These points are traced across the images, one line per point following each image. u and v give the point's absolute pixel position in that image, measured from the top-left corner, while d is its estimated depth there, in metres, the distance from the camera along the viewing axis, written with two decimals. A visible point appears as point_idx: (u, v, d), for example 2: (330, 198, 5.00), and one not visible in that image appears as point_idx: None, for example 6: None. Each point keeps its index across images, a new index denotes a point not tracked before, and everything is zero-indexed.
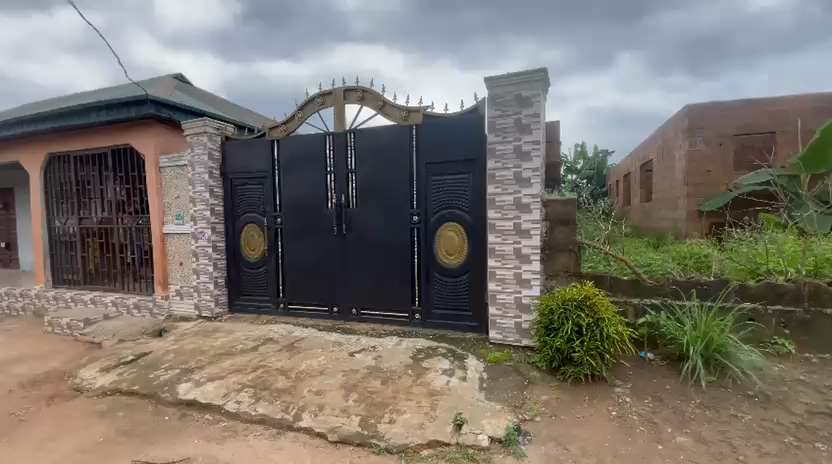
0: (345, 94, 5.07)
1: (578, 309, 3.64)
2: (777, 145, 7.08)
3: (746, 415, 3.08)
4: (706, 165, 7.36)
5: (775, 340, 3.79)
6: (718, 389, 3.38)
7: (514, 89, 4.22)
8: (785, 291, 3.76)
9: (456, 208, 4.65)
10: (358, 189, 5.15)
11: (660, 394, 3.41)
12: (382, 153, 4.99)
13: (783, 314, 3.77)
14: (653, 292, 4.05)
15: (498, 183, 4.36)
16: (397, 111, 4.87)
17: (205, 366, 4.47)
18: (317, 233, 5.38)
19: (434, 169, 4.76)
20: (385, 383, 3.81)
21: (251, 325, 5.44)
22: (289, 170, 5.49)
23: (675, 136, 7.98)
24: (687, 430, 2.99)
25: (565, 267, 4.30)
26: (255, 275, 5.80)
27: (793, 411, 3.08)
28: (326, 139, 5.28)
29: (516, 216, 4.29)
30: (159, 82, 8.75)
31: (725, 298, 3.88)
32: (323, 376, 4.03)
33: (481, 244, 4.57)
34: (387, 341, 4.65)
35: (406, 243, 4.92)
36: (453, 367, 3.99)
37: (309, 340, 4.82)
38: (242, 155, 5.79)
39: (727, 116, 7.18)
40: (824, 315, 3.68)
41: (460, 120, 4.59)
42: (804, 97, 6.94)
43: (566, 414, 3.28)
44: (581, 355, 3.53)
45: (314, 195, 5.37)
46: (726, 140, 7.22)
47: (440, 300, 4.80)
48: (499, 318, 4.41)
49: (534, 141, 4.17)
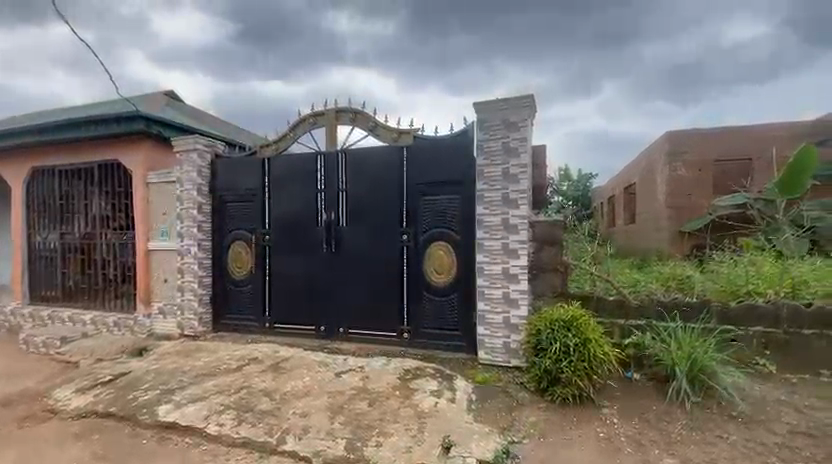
0: (336, 114, 5.15)
1: (566, 330, 3.66)
2: (754, 170, 7.34)
3: (732, 436, 3.11)
4: (687, 188, 7.61)
5: (757, 361, 3.86)
6: (703, 409, 3.41)
7: (503, 114, 4.34)
8: (766, 312, 3.85)
9: (446, 228, 4.70)
10: (348, 207, 5.17)
11: (647, 415, 3.42)
12: (372, 172, 5.05)
13: (764, 335, 3.85)
14: (638, 313, 4.12)
15: (487, 203, 4.42)
16: (389, 132, 4.96)
17: (187, 386, 4.35)
18: (307, 251, 5.37)
19: (424, 188, 4.82)
20: (372, 404, 3.75)
21: (235, 345, 5.33)
22: (280, 188, 5.51)
23: (656, 161, 8.26)
24: (674, 452, 3.01)
25: (552, 287, 4.36)
26: (241, 292, 5.71)
27: (775, 431, 3.13)
28: (317, 157, 5.33)
29: (504, 237, 4.35)
30: (151, 98, 8.77)
31: (708, 318, 3.96)
32: (309, 397, 3.95)
33: (469, 263, 4.60)
34: (375, 361, 4.60)
35: (396, 261, 4.93)
36: (441, 387, 3.96)
37: (295, 360, 4.73)
38: (232, 172, 5.79)
39: (705, 142, 7.50)
40: (802, 335, 3.77)
41: (450, 141, 4.68)
42: (779, 125, 7.26)
43: (555, 436, 3.27)
44: (568, 375, 3.57)
45: (304, 212, 5.37)
46: (705, 165, 7.52)
47: (429, 320, 4.79)
48: (488, 338, 4.41)
49: (522, 165, 4.28)
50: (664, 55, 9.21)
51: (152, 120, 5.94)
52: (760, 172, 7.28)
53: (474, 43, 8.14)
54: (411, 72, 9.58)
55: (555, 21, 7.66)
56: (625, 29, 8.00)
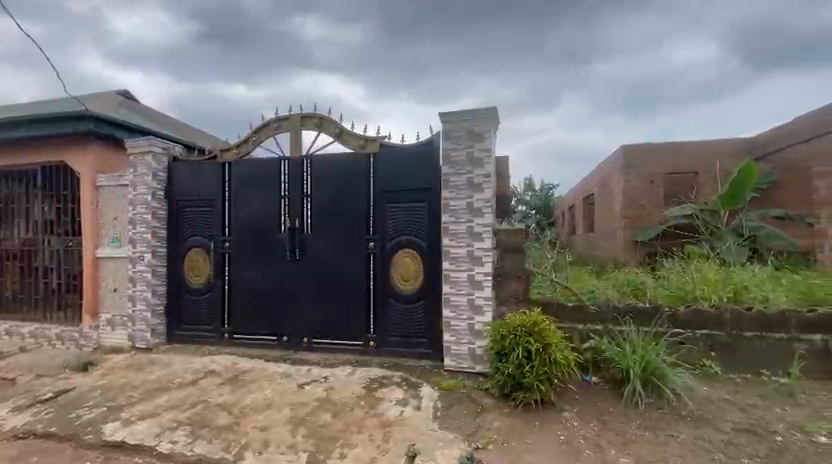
0: (301, 120, 5.08)
1: (527, 336, 3.73)
2: (699, 183, 7.85)
3: (681, 435, 3.27)
4: (640, 199, 8.00)
5: (704, 362, 4.08)
6: (656, 410, 3.56)
7: (468, 124, 4.43)
8: (710, 316, 4.08)
9: (412, 235, 4.71)
10: (312, 213, 5.09)
11: (604, 417, 3.54)
12: (338, 178, 5.00)
13: (710, 338, 4.08)
14: (596, 318, 4.27)
15: (452, 211, 4.47)
16: (355, 139, 4.92)
17: (137, 402, 4.10)
18: (269, 258, 5.22)
19: (390, 195, 4.82)
20: (336, 416, 3.67)
21: (191, 357, 5.07)
22: (241, 193, 5.35)
23: (612, 173, 8.66)
24: (629, 452, 3.14)
25: (515, 294, 4.42)
26: (198, 302, 5.47)
27: (721, 429, 3.31)
28: (281, 163, 5.22)
29: (470, 244, 4.41)
30: (103, 97, 8.32)
31: (659, 323, 4.16)
32: (269, 410, 3.82)
33: (435, 271, 4.62)
34: (340, 371, 4.50)
35: (362, 269, 4.89)
36: (407, 396, 3.93)
37: (255, 372, 4.56)
38: (190, 176, 5.56)
39: (656, 156, 7.96)
40: (744, 338, 4.01)
41: (415, 151, 4.72)
42: (721, 142, 7.81)
43: (518, 441, 3.33)
44: (530, 380, 3.64)
45: (267, 218, 5.24)
46: (656, 178, 7.97)
47: (395, 327, 4.76)
48: (453, 345, 4.43)
49: (486, 175, 4.38)
50: None
51: (102, 120, 5.61)
52: (705, 185, 7.79)
53: None
54: None
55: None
56: None
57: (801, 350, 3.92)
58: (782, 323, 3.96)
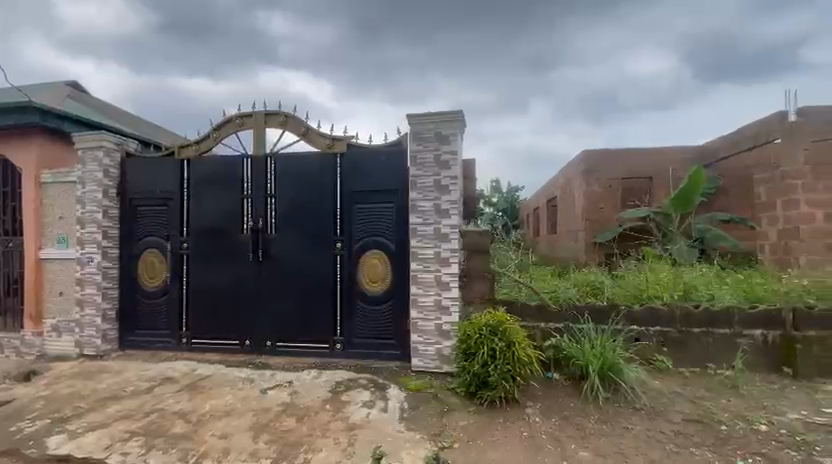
0: (265, 117, 4.95)
1: (492, 335, 3.80)
2: (653, 188, 8.28)
3: (636, 427, 3.43)
4: (600, 202, 8.33)
5: (657, 357, 4.28)
6: (613, 404, 3.70)
7: (435, 126, 4.46)
8: (662, 314, 4.30)
9: (379, 236, 4.69)
10: (277, 213, 4.96)
11: (565, 412, 3.66)
12: (303, 178, 4.90)
13: (662, 334, 4.30)
14: (557, 317, 4.41)
15: (420, 213, 4.49)
16: (322, 138, 4.85)
17: (85, 413, 3.86)
18: (230, 259, 5.05)
19: (356, 195, 4.78)
20: (301, 421, 3.60)
21: (146, 364, 4.83)
22: (201, 192, 5.16)
23: (574, 177, 8.98)
24: (588, 445, 3.26)
25: (481, 293, 4.49)
26: (153, 306, 5.22)
27: (672, 420, 3.49)
28: (244, 161, 5.07)
29: (437, 245, 4.44)
30: (49, 89, 7.80)
31: (617, 320, 4.34)
32: (230, 417, 3.70)
33: (402, 273, 4.63)
34: (305, 374, 4.42)
35: (328, 270, 4.81)
36: (374, 398, 3.91)
37: (215, 378, 4.40)
38: (146, 172, 5.31)
39: (614, 162, 8.33)
40: (693, 334, 4.24)
41: (383, 152, 4.72)
42: (674, 149, 8.26)
43: (483, 439, 3.38)
44: (495, 378, 3.70)
45: (228, 218, 5.07)
46: (614, 182, 8.34)
47: (361, 329, 4.72)
48: (421, 345, 4.44)
49: (453, 177, 4.42)
50: None
51: (47, 111, 5.23)
52: (659, 189, 8.22)
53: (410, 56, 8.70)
54: None
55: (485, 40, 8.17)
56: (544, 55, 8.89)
57: (743, 344, 4.19)
58: (726, 320, 4.22)
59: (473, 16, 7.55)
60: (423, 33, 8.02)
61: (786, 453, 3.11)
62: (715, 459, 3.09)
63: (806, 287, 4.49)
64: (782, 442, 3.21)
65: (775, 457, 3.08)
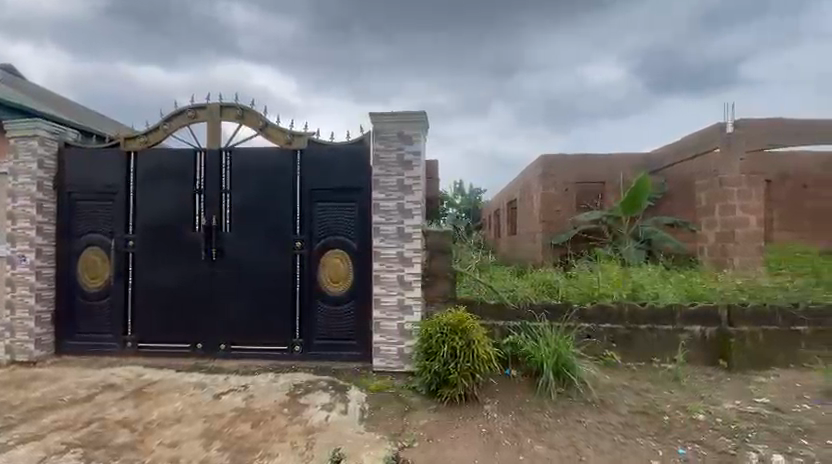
0: (221, 110, 4.76)
1: (453, 333, 3.84)
2: (605, 192, 8.70)
3: (587, 420, 3.59)
4: (556, 205, 8.67)
5: (606, 353, 4.48)
6: (565, 399, 3.85)
7: (398, 126, 4.45)
8: (612, 311, 4.51)
9: (340, 235, 4.63)
10: (232, 210, 4.78)
11: (521, 407, 3.76)
12: (261, 174, 4.76)
13: (611, 331, 4.50)
14: (514, 315, 4.53)
15: (383, 212, 4.47)
16: (281, 133, 4.72)
17: (15, 425, 3.54)
18: (180, 258, 4.82)
19: (317, 193, 4.69)
20: (256, 425, 3.49)
21: (87, 370, 4.51)
22: (150, 186, 4.88)
23: (532, 180, 9.28)
24: (542, 439, 3.38)
25: (442, 293, 4.53)
26: (94, 308, 4.89)
27: (620, 413, 3.68)
28: (197, 155, 4.85)
29: (400, 245, 4.45)
30: None
31: (570, 317, 4.51)
32: (180, 424, 3.53)
33: (362, 273, 4.59)
34: (261, 378, 4.28)
35: (286, 269, 4.69)
36: (333, 400, 3.86)
37: (164, 383, 4.18)
38: (87, 165, 4.96)
39: (569, 166, 8.69)
40: (639, 330, 4.48)
41: (344, 149, 4.66)
42: (625, 156, 8.73)
43: (443, 437, 3.41)
44: (454, 376, 3.75)
45: (179, 215, 4.84)
46: (570, 186, 8.71)
47: (320, 330, 4.63)
48: (383, 345, 4.42)
49: (416, 177, 4.44)
50: (544, 89, 10.40)
51: None
52: (611, 194, 8.67)
53: (382, 60, 8.74)
54: (306, 75, 9.35)
55: (458, 42, 8.33)
56: (510, 61, 9.18)
57: (684, 339, 4.47)
58: (670, 317, 4.48)
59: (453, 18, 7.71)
60: (389, 31, 8.01)
61: (721, 439, 3.35)
62: (659, 448, 3.28)
63: (740, 287, 4.85)
64: (718, 430, 3.46)
65: (712, 444, 3.31)
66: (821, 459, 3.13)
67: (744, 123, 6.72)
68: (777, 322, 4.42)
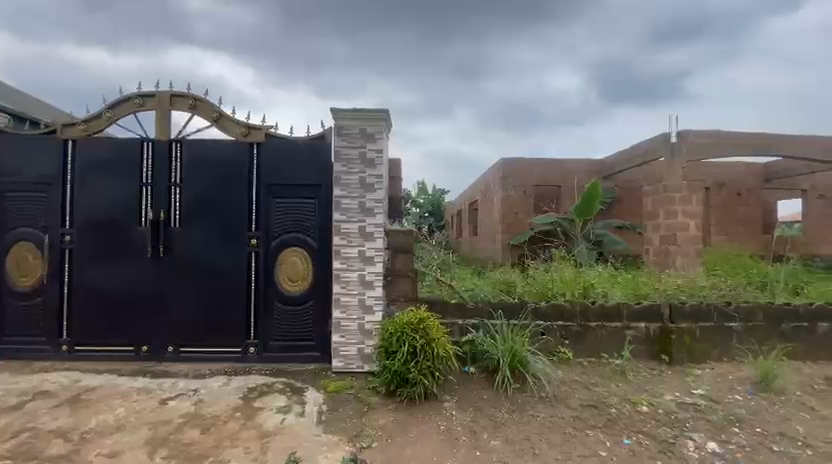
0: (171, 98, 4.52)
1: (413, 332, 3.83)
2: (561, 196, 9.06)
3: (541, 414, 3.72)
4: (515, 207, 8.91)
5: (559, 350, 4.65)
6: (521, 394, 3.95)
7: (360, 123, 4.40)
8: (566, 310, 4.69)
9: (298, 233, 4.52)
10: (182, 204, 4.55)
11: (479, 404, 3.83)
12: (215, 167, 4.56)
13: (564, 328, 4.67)
14: (474, 314, 4.59)
15: (344, 210, 4.40)
16: (237, 126, 4.54)
17: None
18: (124, 255, 4.53)
19: (275, 189, 4.55)
20: (206, 431, 3.35)
21: (15, 376, 4.14)
22: (90, 178, 4.55)
23: (493, 182, 9.48)
24: (499, 434, 3.50)
25: (404, 293, 4.49)
26: (25, 308, 4.49)
27: (570, 406, 3.83)
28: (144, 145, 4.58)
29: (361, 244, 4.40)
30: None
31: (526, 315, 4.64)
32: (121, 433, 3.33)
33: (322, 271, 4.50)
34: (213, 381, 4.10)
35: (241, 267, 4.52)
36: (290, 402, 3.76)
37: (105, 389, 3.91)
38: (19, 152, 4.56)
39: (528, 169, 8.96)
40: (590, 327, 4.68)
41: (304, 144, 4.56)
42: (579, 162, 9.12)
43: (401, 436, 3.43)
44: (415, 375, 3.76)
45: (123, 209, 4.54)
46: (528, 189, 8.97)
47: (277, 330, 4.49)
48: (342, 346, 4.35)
49: (378, 176, 4.41)
50: None
51: None
52: (566, 197, 9.04)
53: None
54: None
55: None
56: None
57: (631, 336, 4.71)
58: (618, 315, 4.72)
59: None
60: None
61: (662, 430, 3.58)
62: (606, 440, 3.48)
63: (680, 286, 5.20)
64: (659, 420, 3.69)
65: (654, 433, 3.55)
66: (749, 446, 3.49)
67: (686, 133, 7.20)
68: (713, 319, 4.76)
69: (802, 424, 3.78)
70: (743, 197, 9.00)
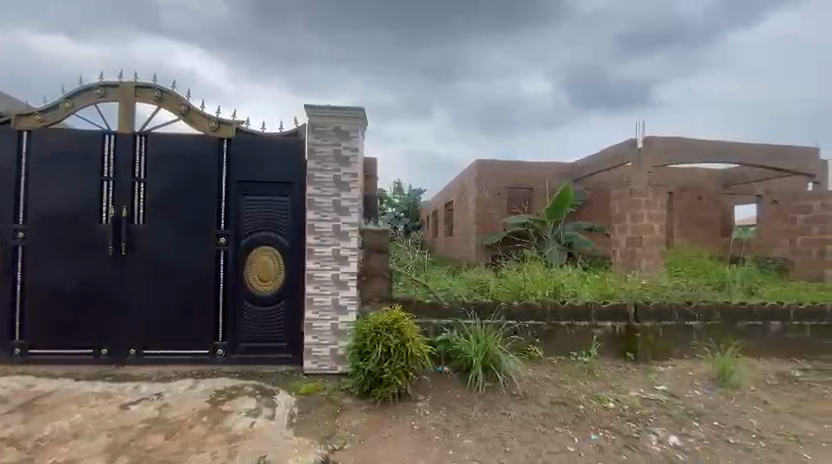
0: (135, 89, 4.33)
1: (388, 333, 3.82)
2: (533, 198, 9.25)
3: (512, 412, 3.78)
4: (489, 208, 9.03)
5: (531, 349, 4.74)
6: (493, 393, 4.00)
7: (335, 121, 4.35)
8: (537, 309, 4.78)
9: (270, 232, 4.42)
10: (146, 201, 4.36)
11: (452, 403, 3.86)
12: (182, 163, 4.40)
13: (535, 327, 4.76)
14: (449, 314, 4.62)
15: (317, 209, 4.33)
16: (206, 120, 4.40)
17: None
18: (83, 253, 4.30)
19: (246, 186, 4.43)
20: (171, 436, 3.24)
21: None
22: (46, 171, 4.30)
23: (468, 183, 9.58)
24: (471, 432, 3.53)
25: (378, 293, 4.47)
26: None
27: (541, 403, 3.90)
28: (106, 138, 4.37)
29: (335, 244, 4.35)
30: None
31: (499, 315, 4.71)
32: (79, 440, 3.19)
33: (294, 271, 4.42)
34: (178, 385, 3.93)
35: (209, 267, 4.38)
36: (260, 405, 3.66)
37: (60, 394, 3.71)
38: None
39: (502, 171, 9.10)
40: (560, 327, 4.79)
41: (277, 141, 4.47)
42: (551, 165, 9.35)
43: (374, 437, 3.43)
44: (388, 375, 3.74)
45: (83, 205, 4.32)
46: (502, 191, 9.12)
47: (246, 332, 4.38)
48: (315, 346, 4.28)
49: (353, 174, 4.37)
50: None
51: None
52: (538, 199, 9.24)
53: None
54: None
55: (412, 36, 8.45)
56: None
57: (598, 334, 4.85)
58: (586, 314, 4.85)
59: (408, 18, 7.88)
60: None
61: (628, 425, 3.71)
62: (574, 436, 3.58)
63: (645, 286, 5.41)
64: (624, 416, 3.82)
65: (619, 428, 3.67)
66: (707, 439, 3.66)
67: (652, 139, 7.49)
68: (675, 318, 4.97)
69: (757, 417, 3.99)
70: (704, 202, 9.47)
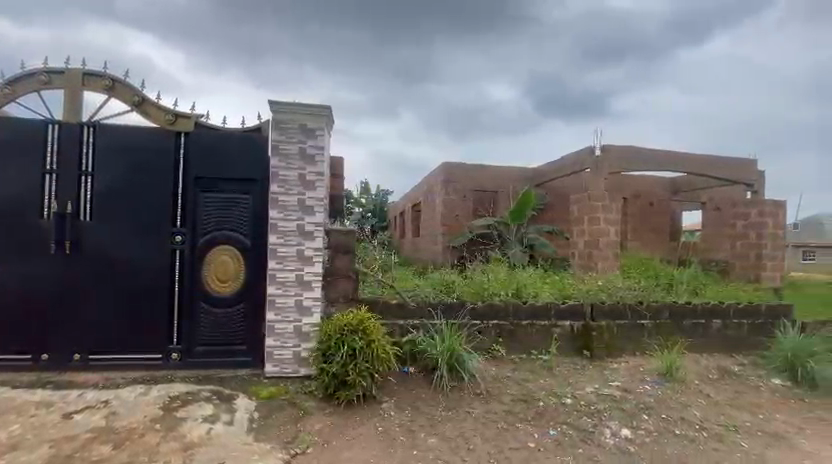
0: (83, 77, 4.08)
1: (353, 334, 3.79)
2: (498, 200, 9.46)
3: (475, 410, 3.84)
4: (456, 210, 9.16)
5: (494, 348, 4.83)
6: (457, 392, 4.05)
7: (301, 118, 4.26)
8: (499, 309, 4.89)
9: (230, 230, 4.27)
10: (95, 196, 4.10)
11: (417, 403, 3.87)
12: (135, 156, 4.17)
13: (498, 327, 4.86)
14: (414, 314, 4.64)
15: (281, 208, 4.23)
16: (161, 112, 4.19)
17: None
18: (22, 251, 3.99)
19: (205, 182, 4.26)
20: (119, 446, 3.08)
21: None
22: None
23: (435, 185, 9.67)
24: (436, 432, 3.55)
25: (343, 294, 4.42)
26: None
27: (503, 401, 3.99)
28: (49, 128, 4.07)
29: (299, 243, 4.26)
30: None
31: (463, 315, 4.77)
32: (16, 453, 2.99)
33: (256, 271, 4.30)
34: (127, 391, 3.67)
35: (164, 267, 4.17)
36: (218, 410, 3.53)
37: None
38: None
39: (469, 173, 9.25)
40: (522, 326, 4.92)
41: (239, 137, 4.32)
42: (515, 169, 9.61)
43: (338, 440, 3.41)
44: (352, 377, 3.70)
45: (22, 199, 4.01)
46: (467, 193, 9.26)
47: (204, 335, 4.20)
48: (276, 349, 4.17)
49: (319, 173, 4.30)
50: None
51: None
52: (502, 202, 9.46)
53: None
54: None
55: None
56: None
57: (558, 333, 5.02)
58: (546, 313, 5.02)
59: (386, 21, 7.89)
60: None
61: (584, 420, 3.86)
62: (534, 432, 3.69)
63: (600, 287, 5.66)
64: (580, 411, 3.97)
65: (576, 423, 3.82)
66: (655, 430, 3.88)
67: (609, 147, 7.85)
68: (627, 317, 5.24)
69: (700, 409, 4.26)
70: (655, 207, 10.07)
